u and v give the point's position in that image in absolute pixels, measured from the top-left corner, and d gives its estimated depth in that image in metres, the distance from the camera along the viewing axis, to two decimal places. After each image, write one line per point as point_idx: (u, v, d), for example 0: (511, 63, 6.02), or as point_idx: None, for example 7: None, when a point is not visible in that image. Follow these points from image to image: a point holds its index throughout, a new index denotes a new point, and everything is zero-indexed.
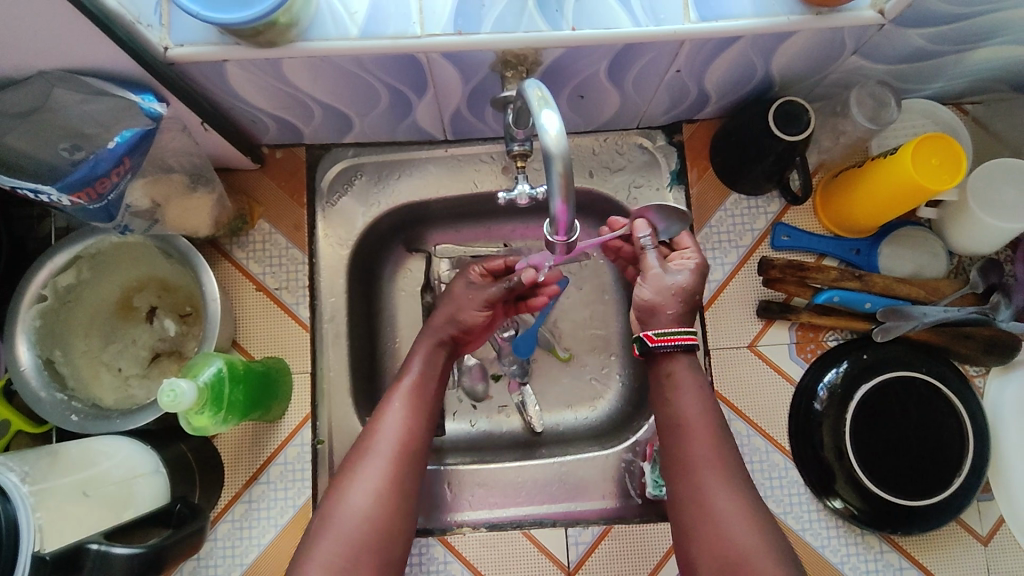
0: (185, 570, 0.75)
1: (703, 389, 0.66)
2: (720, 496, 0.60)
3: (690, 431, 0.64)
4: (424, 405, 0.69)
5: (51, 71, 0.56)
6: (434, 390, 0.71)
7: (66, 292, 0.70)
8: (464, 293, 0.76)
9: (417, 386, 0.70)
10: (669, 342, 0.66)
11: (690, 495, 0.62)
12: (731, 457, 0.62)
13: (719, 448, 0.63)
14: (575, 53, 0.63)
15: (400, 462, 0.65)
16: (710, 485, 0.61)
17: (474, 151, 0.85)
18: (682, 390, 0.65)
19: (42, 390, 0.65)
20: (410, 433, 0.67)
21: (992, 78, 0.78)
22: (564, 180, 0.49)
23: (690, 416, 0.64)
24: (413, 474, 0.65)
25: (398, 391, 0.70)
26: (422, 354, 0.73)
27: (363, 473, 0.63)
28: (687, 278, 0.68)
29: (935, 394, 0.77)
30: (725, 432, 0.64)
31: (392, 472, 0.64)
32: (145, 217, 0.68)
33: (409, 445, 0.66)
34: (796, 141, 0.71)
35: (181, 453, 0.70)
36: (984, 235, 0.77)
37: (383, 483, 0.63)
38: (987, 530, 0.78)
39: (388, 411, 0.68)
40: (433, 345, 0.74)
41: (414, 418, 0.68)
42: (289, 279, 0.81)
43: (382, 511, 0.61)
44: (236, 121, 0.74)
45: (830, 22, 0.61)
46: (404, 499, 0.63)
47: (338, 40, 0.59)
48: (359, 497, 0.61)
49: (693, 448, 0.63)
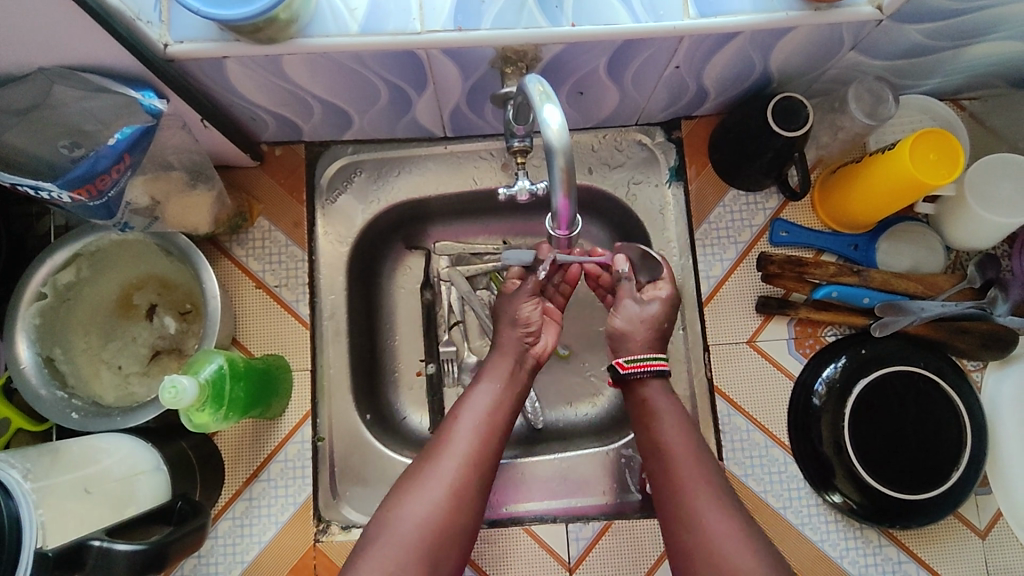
0: (186, 568, 0.75)
1: (680, 414, 0.67)
2: (707, 515, 0.61)
3: (674, 453, 0.65)
4: (499, 417, 0.68)
5: (50, 67, 0.56)
6: (510, 402, 0.70)
7: (66, 290, 0.70)
8: (510, 301, 0.75)
9: (495, 398, 0.69)
10: (641, 367, 0.69)
11: (677, 516, 0.62)
12: (714, 475, 0.63)
13: (703, 468, 0.64)
14: (574, 49, 0.63)
15: (468, 476, 0.64)
16: (699, 501, 0.62)
17: (473, 148, 0.85)
18: (661, 414, 0.67)
19: (43, 388, 0.65)
20: (481, 446, 0.66)
21: (989, 74, 0.79)
22: (565, 175, 0.50)
23: (672, 440, 0.66)
24: (479, 488, 0.64)
25: (474, 402, 0.69)
26: (500, 363, 0.72)
27: (425, 481, 0.63)
28: (658, 308, 0.73)
29: (934, 388, 0.77)
30: (706, 453, 0.65)
31: (457, 485, 0.63)
32: (144, 214, 0.68)
33: (478, 458, 0.65)
34: (795, 136, 0.71)
35: (181, 451, 0.70)
36: (983, 229, 0.77)
37: (446, 495, 0.62)
38: (985, 523, 0.79)
39: (462, 421, 0.67)
40: (505, 358, 0.73)
41: (485, 431, 0.67)
42: (289, 276, 0.81)
43: (439, 523, 0.61)
44: (235, 118, 0.74)
45: (828, 18, 0.61)
46: (465, 513, 0.63)
47: (337, 36, 0.59)
48: (418, 507, 0.61)
49: (676, 468, 0.64)
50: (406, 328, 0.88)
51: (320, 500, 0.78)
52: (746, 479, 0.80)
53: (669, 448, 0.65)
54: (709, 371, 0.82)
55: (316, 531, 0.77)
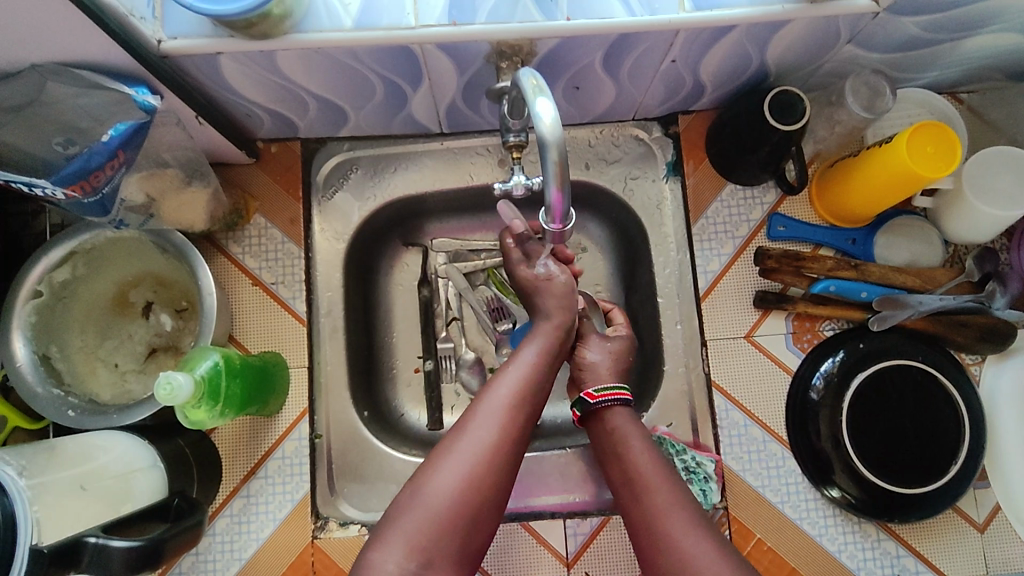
0: (184, 566, 0.75)
1: (647, 442, 0.65)
2: (681, 535, 0.57)
3: (643, 480, 0.62)
4: (534, 393, 0.63)
5: (44, 64, 0.56)
6: (546, 376, 0.65)
7: (61, 288, 0.70)
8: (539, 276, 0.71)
9: (530, 373, 0.63)
10: (607, 397, 0.68)
11: (657, 539, 0.58)
12: (686, 496, 0.60)
13: (674, 492, 0.60)
14: (570, 43, 0.63)
15: (501, 451, 0.58)
16: (672, 525, 0.58)
17: (470, 143, 0.85)
18: (629, 443, 0.65)
19: (38, 386, 0.65)
20: (514, 420, 0.60)
21: (987, 67, 0.78)
22: (559, 169, 0.50)
23: (641, 469, 0.62)
24: (511, 467, 0.59)
25: (510, 373, 0.63)
26: (537, 337, 0.67)
27: (455, 454, 0.58)
28: (620, 343, 0.75)
29: (932, 382, 0.77)
30: (679, 478, 0.63)
31: (489, 460, 0.58)
32: (139, 211, 0.68)
33: (511, 434, 0.59)
34: (792, 130, 0.71)
35: (179, 448, 0.70)
36: (978, 222, 0.77)
37: (477, 470, 0.57)
38: (983, 518, 0.79)
39: (496, 393, 0.62)
40: (553, 330, 0.68)
41: (521, 403, 0.61)
42: (286, 273, 0.81)
43: (469, 501, 0.56)
44: (229, 115, 0.74)
45: (825, 11, 0.60)
46: (495, 492, 0.58)
47: (331, 31, 0.59)
48: (448, 481, 0.56)
49: (647, 492, 0.61)
50: (403, 324, 0.88)
51: (318, 496, 0.78)
52: (744, 473, 0.80)
53: (640, 474, 0.62)
54: (706, 366, 0.82)
55: (315, 528, 0.77)
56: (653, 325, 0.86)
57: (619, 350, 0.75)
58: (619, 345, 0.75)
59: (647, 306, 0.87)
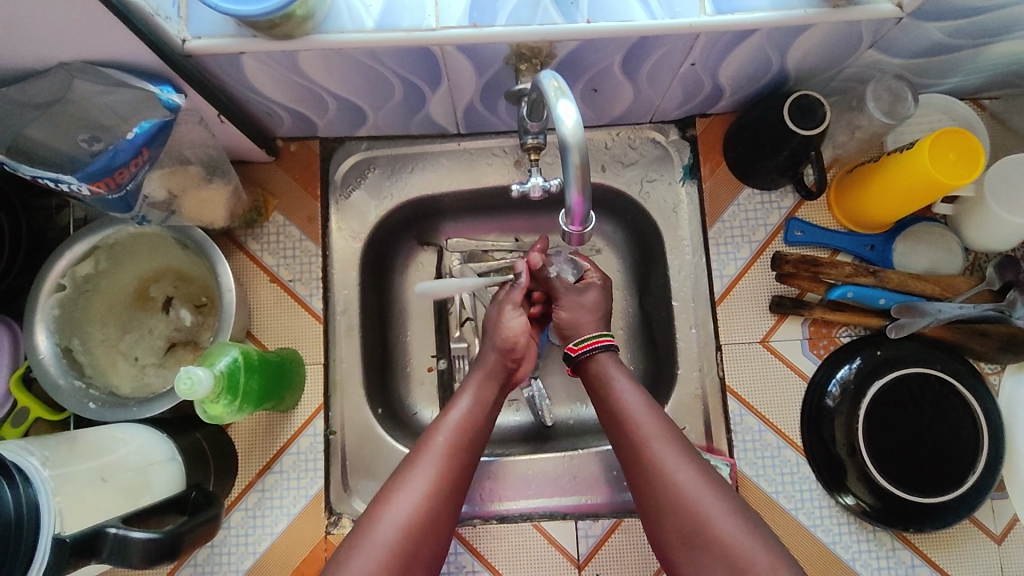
0: (199, 558, 0.76)
1: (630, 377, 0.70)
2: (667, 462, 0.62)
3: (631, 416, 0.66)
4: (467, 439, 0.66)
5: (72, 62, 0.56)
6: (482, 425, 0.69)
7: (84, 282, 0.71)
8: (496, 313, 0.76)
9: (464, 422, 0.67)
10: (589, 346, 0.72)
11: (638, 450, 0.64)
12: (677, 434, 0.65)
13: (661, 424, 0.65)
14: (589, 46, 0.63)
15: (437, 504, 0.61)
16: (660, 450, 0.63)
17: (486, 144, 0.86)
18: (614, 379, 0.69)
19: (60, 378, 0.66)
20: (449, 471, 0.63)
21: (1011, 73, 0.77)
22: (581, 172, 0.50)
23: (632, 408, 0.66)
24: (446, 517, 0.62)
25: (443, 426, 0.66)
26: (472, 389, 0.71)
27: (395, 501, 0.60)
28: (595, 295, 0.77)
29: (949, 390, 0.76)
30: (665, 416, 0.67)
31: (427, 511, 0.61)
32: (162, 208, 0.69)
33: (447, 486, 0.63)
34: (813, 134, 0.71)
35: (196, 441, 0.71)
36: (1001, 230, 0.76)
37: (411, 521, 0.59)
38: (1001, 529, 0.78)
39: (432, 443, 0.65)
40: (483, 379, 0.72)
41: (453, 456, 0.64)
42: (303, 271, 0.82)
43: (408, 548, 0.59)
44: (252, 114, 0.75)
45: (848, 15, 0.60)
46: (431, 539, 0.60)
47: (352, 32, 0.59)
48: (388, 531, 0.58)
49: (639, 432, 0.65)
50: (418, 323, 0.89)
51: (333, 493, 0.78)
52: (758, 479, 0.79)
53: (628, 412, 0.66)
54: (721, 370, 0.82)
55: (328, 523, 0.77)
56: (667, 328, 0.86)
57: (596, 300, 0.76)
58: (595, 295, 0.77)
59: (661, 309, 0.87)
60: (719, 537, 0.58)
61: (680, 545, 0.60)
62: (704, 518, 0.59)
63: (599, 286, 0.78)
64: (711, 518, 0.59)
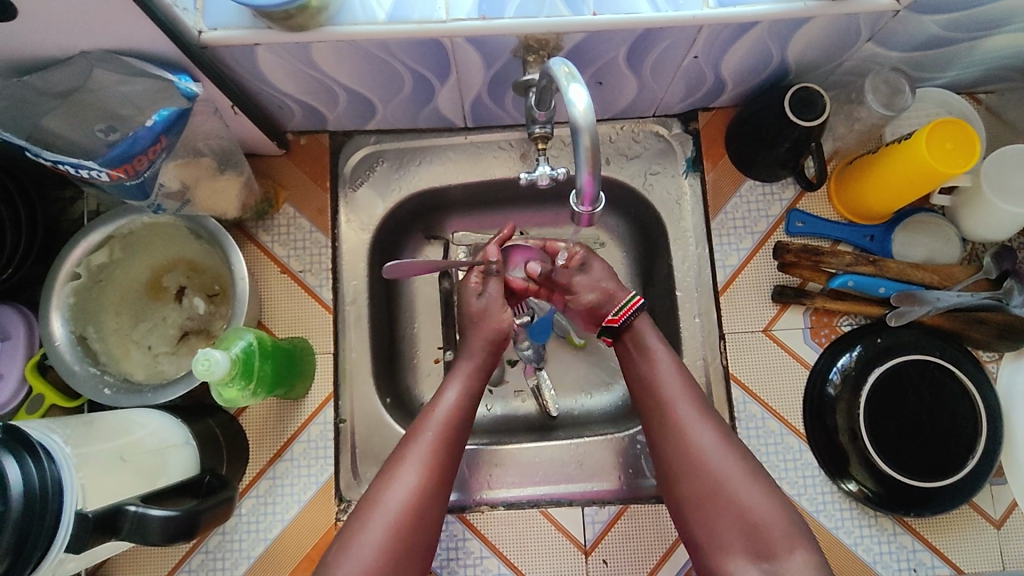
0: (210, 544, 0.77)
1: (662, 339, 0.72)
2: (688, 426, 0.65)
3: (659, 378, 0.68)
4: (455, 432, 0.67)
5: (92, 51, 0.58)
6: (469, 413, 0.70)
7: (98, 272, 0.72)
8: (484, 305, 0.75)
9: (452, 414, 0.68)
10: (629, 311, 0.73)
11: (663, 413, 0.67)
12: (699, 395, 0.68)
13: (686, 387, 0.68)
14: (595, 39, 0.65)
15: (425, 499, 0.63)
16: (683, 412, 0.66)
17: (492, 138, 0.87)
18: (648, 341, 0.71)
19: (76, 364, 0.68)
20: (436, 466, 0.65)
21: (1006, 67, 0.79)
22: (591, 155, 0.52)
23: (661, 375, 0.68)
24: (434, 510, 0.64)
25: (431, 420, 0.67)
26: (457, 379, 0.72)
27: (384, 501, 0.62)
28: (599, 266, 0.77)
29: (949, 377, 0.78)
30: (689, 376, 0.69)
31: (412, 510, 0.62)
32: (176, 198, 0.70)
33: (434, 482, 0.64)
34: (812, 126, 0.73)
35: (209, 428, 0.72)
36: (997, 219, 0.78)
37: (399, 518, 0.62)
38: (999, 514, 0.79)
39: (419, 439, 0.66)
40: (473, 370, 0.72)
41: (439, 450, 0.65)
42: (313, 262, 0.83)
43: (399, 545, 0.61)
44: (263, 107, 0.76)
45: (846, 8, 0.62)
46: (422, 533, 0.63)
47: (365, 24, 0.61)
48: (375, 532, 0.61)
49: (664, 395, 0.68)
50: (424, 314, 0.90)
51: (342, 480, 0.79)
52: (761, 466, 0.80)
53: (653, 376, 0.69)
54: (724, 359, 0.83)
55: (338, 510, 0.78)
56: (672, 318, 0.87)
57: (603, 268, 0.77)
58: (598, 263, 0.78)
59: (665, 299, 0.88)
60: (736, 502, 0.62)
61: (691, 505, 0.64)
62: (718, 479, 0.62)
63: (593, 255, 0.78)
64: (726, 480, 0.62)
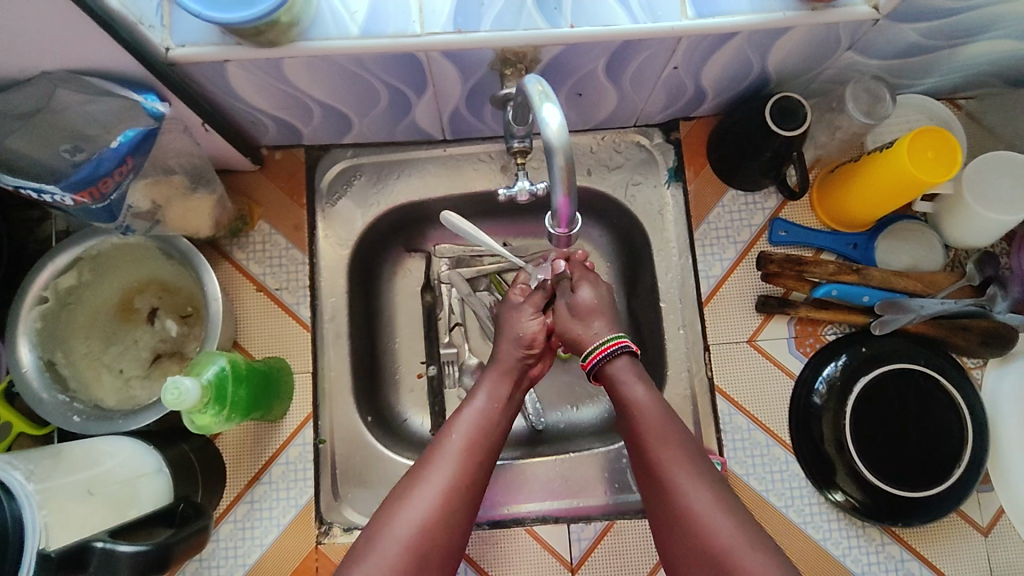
0: (188, 571, 0.75)
1: (636, 371, 0.69)
2: (662, 455, 0.62)
3: (631, 408, 0.66)
4: (487, 434, 0.67)
5: (54, 71, 0.56)
6: (500, 418, 0.69)
7: (66, 295, 0.70)
8: (513, 311, 0.76)
9: (481, 417, 0.67)
10: (598, 356, 0.70)
11: (642, 441, 0.64)
12: (674, 421, 0.65)
13: (662, 414, 0.65)
14: (573, 51, 0.64)
15: (458, 497, 0.61)
16: (655, 443, 0.63)
17: (472, 150, 0.86)
18: (619, 377, 0.68)
19: (43, 392, 0.66)
20: (472, 466, 0.64)
21: (986, 73, 0.79)
22: (565, 173, 0.50)
23: (635, 406, 0.66)
24: (465, 510, 0.62)
25: (461, 422, 0.67)
26: (489, 385, 0.71)
27: (411, 500, 0.60)
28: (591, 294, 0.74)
29: (934, 385, 0.77)
30: (666, 403, 0.67)
31: (442, 508, 0.60)
32: (145, 218, 0.68)
33: (465, 480, 0.63)
34: (794, 135, 0.72)
35: (183, 453, 0.70)
36: (979, 226, 0.77)
37: (429, 515, 0.59)
38: (987, 521, 0.79)
39: (448, 441, 0.65)
40: (500, 375, 0.72)
41: (471, 452, 0.64)
42: (290, 279, 0.81)
43: (426, 543, 0.59)
44: (236, 123, 0.74)
45: (826, 18, 0.61)
46: (452, 533, 0.60)
47: (338, 39, 0.60)
48: (403, 528, 0.58)
49: (640, 428, 0.65)
50: (406, 329, 0.89)
51: (323, 502, 0.78)
52: (748, 478, 0.80)
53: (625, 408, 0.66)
54: (710, 370, 0.82)
55: (319, 533, 0.76)
56: (656, 329, 0.86)
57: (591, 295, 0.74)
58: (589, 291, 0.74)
59: (649, 311, 0.87)
60: (707, 538, 0.57)
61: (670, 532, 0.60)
62: (684, 513, 0.59)
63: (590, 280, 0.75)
64: (692, 512, 0.59)
